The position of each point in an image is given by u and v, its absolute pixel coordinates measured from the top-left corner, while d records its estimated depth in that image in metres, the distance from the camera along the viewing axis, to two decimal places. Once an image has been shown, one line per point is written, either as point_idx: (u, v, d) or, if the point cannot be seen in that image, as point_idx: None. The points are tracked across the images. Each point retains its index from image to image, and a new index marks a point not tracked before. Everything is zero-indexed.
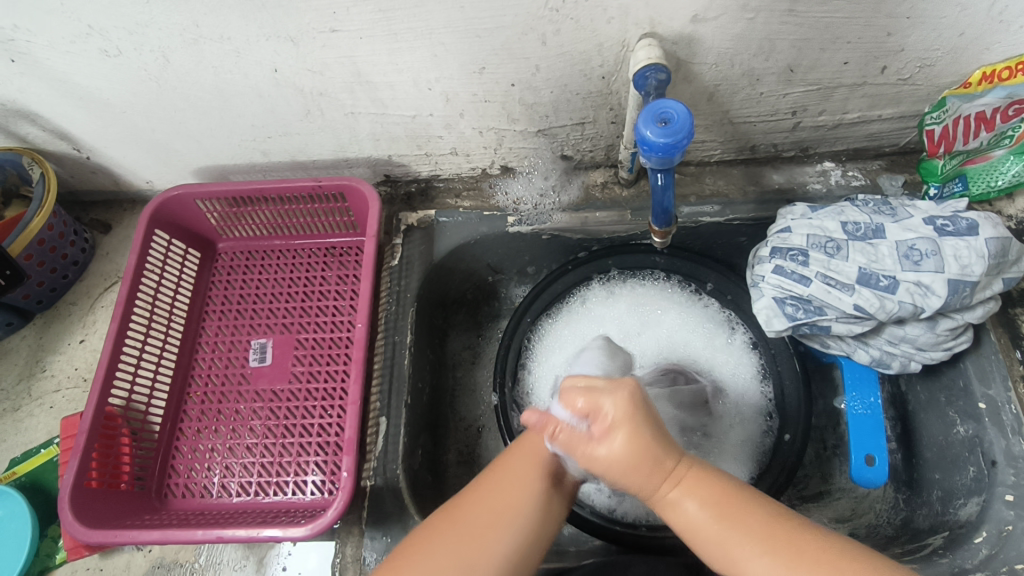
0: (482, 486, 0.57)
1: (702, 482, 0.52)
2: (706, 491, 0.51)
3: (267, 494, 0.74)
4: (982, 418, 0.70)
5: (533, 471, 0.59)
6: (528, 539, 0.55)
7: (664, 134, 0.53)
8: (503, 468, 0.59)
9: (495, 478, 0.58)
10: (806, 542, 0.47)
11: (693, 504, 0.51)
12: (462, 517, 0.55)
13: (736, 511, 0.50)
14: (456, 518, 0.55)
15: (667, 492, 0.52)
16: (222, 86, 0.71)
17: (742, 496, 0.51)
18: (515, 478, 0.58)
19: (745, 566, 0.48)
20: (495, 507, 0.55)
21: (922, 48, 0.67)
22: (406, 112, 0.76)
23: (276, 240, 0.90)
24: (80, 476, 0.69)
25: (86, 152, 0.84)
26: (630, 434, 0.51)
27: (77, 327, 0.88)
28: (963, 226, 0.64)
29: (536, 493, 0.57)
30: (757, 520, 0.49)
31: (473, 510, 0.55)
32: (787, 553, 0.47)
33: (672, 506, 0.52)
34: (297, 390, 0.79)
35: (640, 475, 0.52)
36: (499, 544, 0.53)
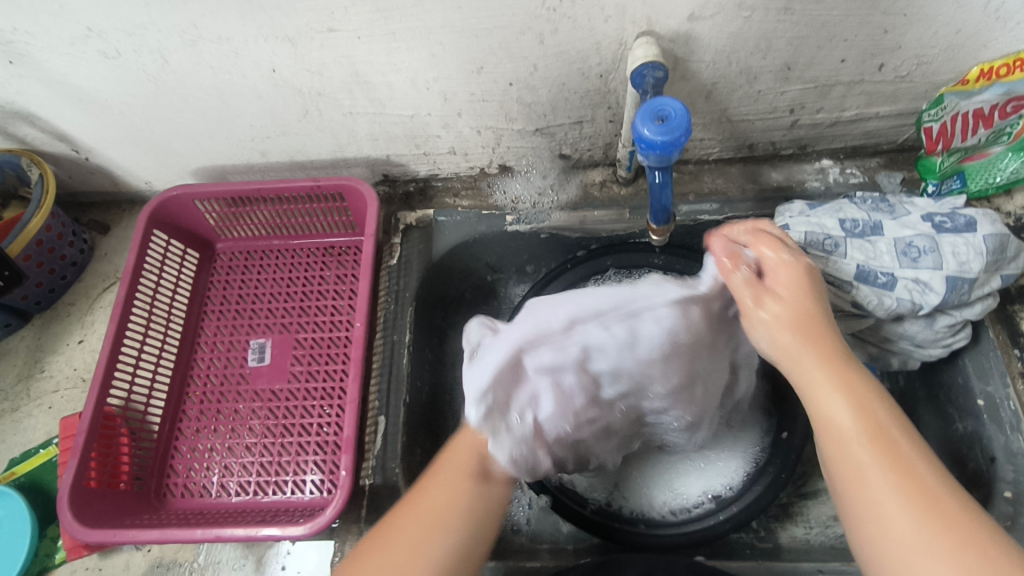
0: (410, 506, 0.58)
1: (863, 392, 0.50)
2: (854, 392, 0.50)
3: (266, 493, 0.74)
4: (980, 415, 0.70)
5: (454, 483, 0.59)
6: (457, 558, 0.55)
7: (662, 132, 0.53)
8: (422, 491, 0.59)
9: (420, 496, 0.58)
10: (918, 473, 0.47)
11: (846, 408, 0.50)
12: (400, 529, 0.55)
13: (882, 434, 0.48)
14: (389, 536, 0.55)
15: (823, 381, 0.51)
16: (220, 87, 0.71)
17: (889, 413, 0.49)
18: (446, 494, 0.58)
19: (868, 478, 0.47)
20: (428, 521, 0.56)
21: (919, 46, 0.67)
22: (404, 112, 0.76)
23: (275, 239, 0.90)
24: (79, 475, 0.68)
25: (85, 153, 0.84)
26: (784, 288, 0.55)
27: (76, 327, 0.88)
28: (961, 223, 0.65)
29: (457, 512, 0.57)
30: (903, 450, 0.48)
31: (411, 524, 0.56)
32: (897, 475, 0.47)
33: (821, 400, 0.51)
34: (295, 390, 0.79)
35: (796, 351, 0.53)
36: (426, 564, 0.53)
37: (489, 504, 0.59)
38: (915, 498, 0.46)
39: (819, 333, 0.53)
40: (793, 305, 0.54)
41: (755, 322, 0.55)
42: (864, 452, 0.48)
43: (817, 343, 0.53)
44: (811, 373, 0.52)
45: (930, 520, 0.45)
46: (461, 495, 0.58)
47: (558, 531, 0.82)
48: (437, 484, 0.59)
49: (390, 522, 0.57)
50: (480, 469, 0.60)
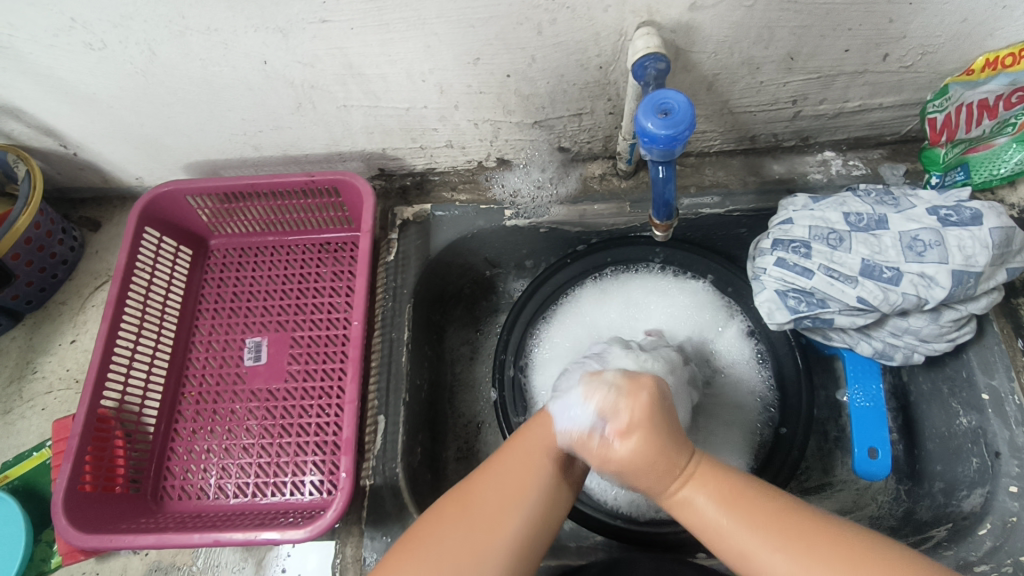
0: (489, 476, 0.55)
1: (714, 480, 0.51)
2: (708, 462, 0.53)
3: (264, 495, 0.73)
4: (985, 409, 0.70)
5: (536, 455, 0.56)
6: (536, 530, 0.53)
7: (665, 126, 0.51)
8: (508, 460, 0.56)
9: (509, 454, 0.56)
10: (780, 510, 0.48)
11: (702, 493, 0.51)
12: (473, 500, 0.53)
13: (739, 500, 0.50)
14: (466, 503, 0.53)
15: (679, 490, 0.52)
16: (210, 79, 0.69)
17: (744, 482, 0.51)
18: (523, 460, 0.56)
19: (715, 523, 0.49)
20: (509, 488, 0.54)
21: (924, 35, 0.65)
22: (399, 104, 0.74)
23: (269, 236, 0.88)
24: (73, 479, 0.67)
25: (73, 148, 0.82)
26: (648, 411, 0.52)
27: (68, 326, 0.86)
28: (966, 216, 0.63)
29: (543, 478, 0.55)
30: (762, 504, 0.49)
31: (483, 492, 0.53)
32: (750, 516, 0.48)
33: (685, 504, 0.51)
34: (293, 389, 0.78)
35: (654, 478, 0.52)
36: (506, 534, 0.51)
37: (568, 482, 0.57)
38: (793, 540, 0.46)
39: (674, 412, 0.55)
40: (663, 416, 0.53)
41: (604, 459, 0.53)
42: (724, 517, 0.49)
43: (716, 474, 0.52)
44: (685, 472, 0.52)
45: (760, 525, 0.47)
46: (543, 471, 0.56)
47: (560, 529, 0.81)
48: (513, 453, 0.57)
49: (468, 491, 0.54)
50: (565, 450, 0.58)
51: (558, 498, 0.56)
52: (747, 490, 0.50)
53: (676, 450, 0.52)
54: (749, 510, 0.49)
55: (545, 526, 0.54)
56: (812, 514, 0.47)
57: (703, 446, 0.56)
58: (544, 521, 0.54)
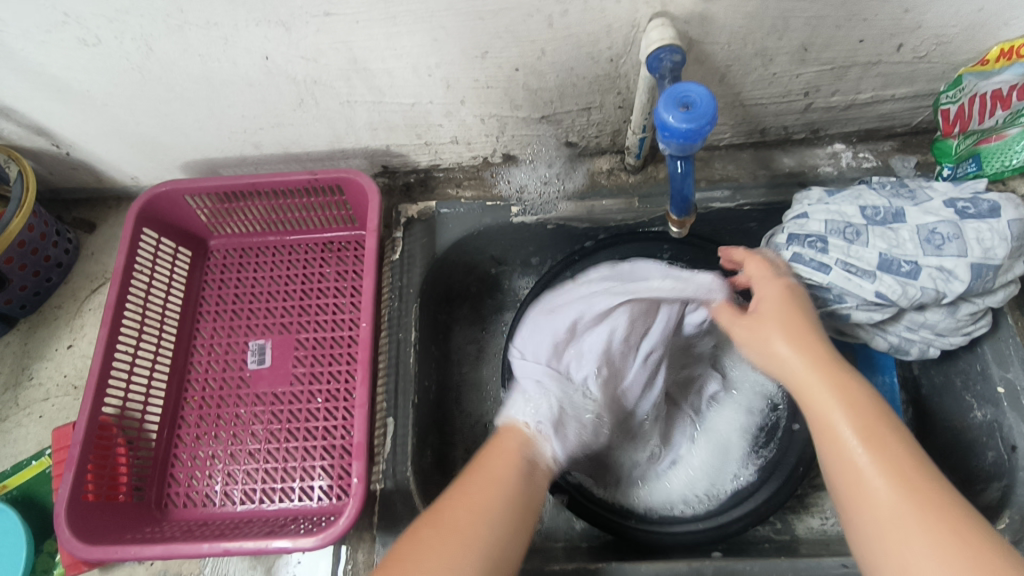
0: (464, 493, 0.56)
1: (864, 407, 0.53)
2: (849, 394, 0.54)
3: (272, 501, 0.72)
4: (1000, 403, 0.70)
5: (496, 472, 0.58)
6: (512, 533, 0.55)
7: (687, 120, 0.50)
8: (475, 473, 0.58)
9: (479, 466, 0.59)
10: (925, 482, 0.48)
11: (853, 434, 0.51)
12: (443, 517, 0.54)
13: (879, 437, 0.51)
14: (437, 521, 0.54)
15: (787, 350, 0.58)
16: (209, 75, 0.67)
17: (894, 429, 0.51)
18: (491, 478, 0.57)
19: (869, 484, 0.49)
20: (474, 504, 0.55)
21: (939, 25, 0.64)
22: (404, 100, 0.72)
23: (270, 236, 0.86)
24: (76, 489, 0.65)
25: (66, 148, 0.79)
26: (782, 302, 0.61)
27: (64, 331, 0.84)
28: (984, 209, 0.63)
29: (512, 480, 0.58)
30: (896, 450, 0.50)
31: (455, 507, 0.55)
32: (894, 467, 0.49)
33: (824, 413, 0.54)
34: (299, 392, 0.77)
35: (809, 360, 0.56)
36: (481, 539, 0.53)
37: (533, 493, 0.59)
38: (922, 509, 0.47)
39: (818, 349, 0.57)
40: (811, 343, 0.58)
41: (754, 339, 0.60)
42: (863, 456, 0.50)
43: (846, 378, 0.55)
44: (807, 378, 0.56)
45: (918, 504, 0.47)
46: (501, 488, 0.57)
47: (571, 529, 0.80)
48: (478, 479, 0.57)
49: (438, 509, 0.55)
50: (519, 470, 0.59)
51: (529, 505, 0.58)
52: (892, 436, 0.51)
53: (813, 338, 0.58)
54: (916, 481, 0.48)
55: (522, 528, 0.56)
56: (953, 499, 0.47)
57: (822, 364, 0.56)
58: (519, 524, 0.56)
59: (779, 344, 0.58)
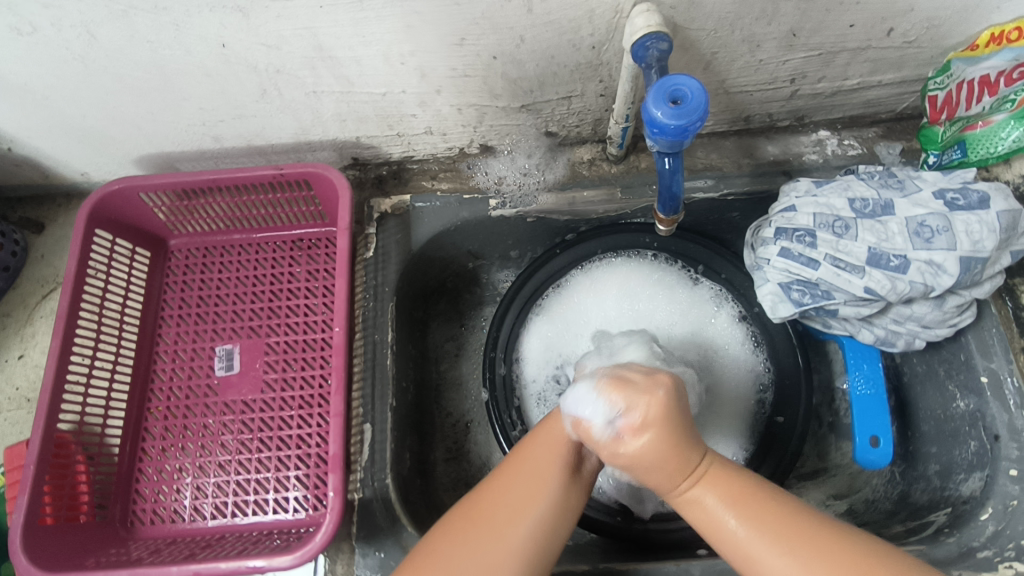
0: (498, 489, 0.55)
1: (724, 479, 0.52)
2: (720, 478, 0.52)
3: (245, 515, 0.69)
4: (984, 392, 0.69)
5: (545, 469, 0.57)
6: (548, 533, 0.54)
7: (676, 116, 0.46)
8: (518, 467, 0.57)
9: (522, 457, 0.57)
10: (802, 527, 0.48)
11: (713, 496, 0.52)
12: (481, 516, 0.53)
13: (753, 511, 0.50)
14: (476, 517, 0.53)
15: (688, 488, 0.53)
16: (161, 64, 0.62)
17: (759, 490, 0.51)
18: (533, 473, 0.56)
19: (756, 558, 0.48)
20: (523, 495, 0.54)
21: (931, 9, 0.62)
22: (375, 89, 0.68)
23: (235, 234, 0.81)
24: (30, 513, 0.61)
25: (7, 143, 0.73)
26: (654, 440, 0.50)
27: (14, 341, 0.79)
28: (974, 200, 0.61)
29: (554, 480, 0.56)
30: (795, 521, 0.48)
31: (494, 505, 0.54)
32: (792, 542, 0.47)
33: (715, 525, 0.51)
34: (270, 400, 0.73)
35: (663, 475, 0.52)
36: (517, 540, 0.52)
37: (579, 488, 0.58)
38: (814, 567, 0.46)
39: (726, 475, 0.53)
40: (665, 435, 0.51)
41: (623, 459, 0.52)
42: (737, 527, 0.50)
43: (666, 444, 0.51)
44: (722, 527, 0.50)
45: (804, 552, 0.47)
46: (551, 481, 0.56)
47: None
48: (528, 461, 0.57)
49: (477, 505, 0.54)
50: (573, 452, 0.58)
51: (569, 496, 0.57)
52: (760, 508, 0.50)
53: (683, 455, 0.52)
54: (777, 525, 0.48)
55: (561, 519, 0.55)
56: (850, 542, 0.47)
57: (748, 508, 0.50)
58: (559, 513, 0.55)
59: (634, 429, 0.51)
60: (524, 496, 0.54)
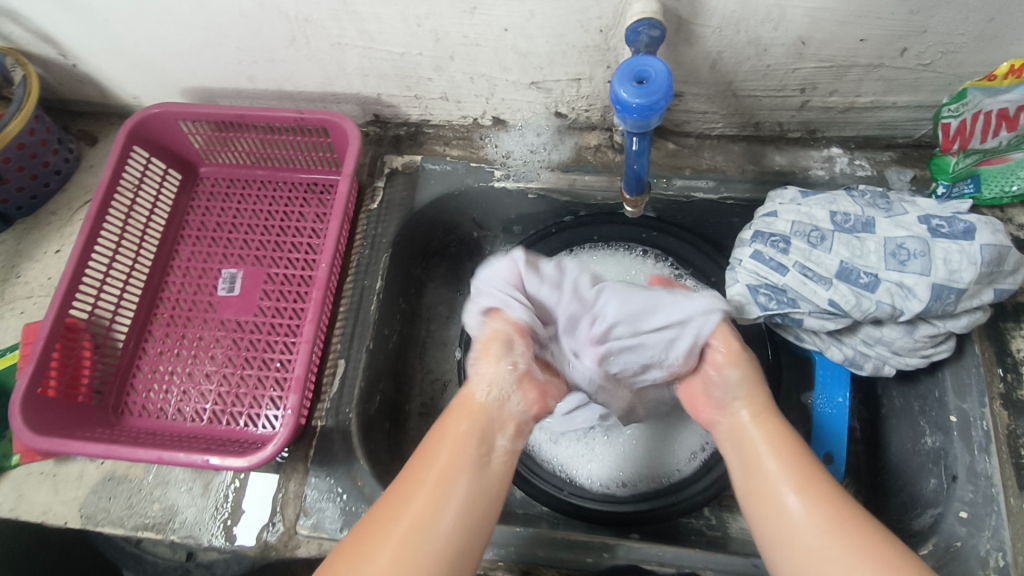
0: (408, 484, 0.54)
1: (780, 434, 0.59)
2: (771, 429, 0.59)
3: (220, 423, 0.75)
4: (951, 431, 0.68)
5: (447, 477, 0.54)
6: (461, 541, 0.52)
7: (640, 95, 0.48)
8: (423, 463, 0.56)
9: (432, 447, 0.57)
10: (825, 489, 0.53)
11: (765, 443, 0.58)
12: (387, 517, 0.52)
13: (806, 475, 0.54)
14: (390, 518, 0.52)
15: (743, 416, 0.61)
16: (205, 1, 0.68)
17: (804, 451, 0.57)
18: (437, 475, 0.55)
19: (787, 509, 0.53)
20: (427, 496, 0.53)
21: (944, 31, 0.62)
22: (394, 48, 0.73)
23: (259, 170, 0.88)
24: (34, 382, 0.69)
25: (72, 59, 0.82)
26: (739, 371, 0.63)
27: (54, 237, 0.87)
28: (958, 229, 0.60)
29: (464, 479, 0.55)
30: (811, 476, 0.54)
31: (403, 507, 0.53)
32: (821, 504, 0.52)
33: (757, 464, 0.57)
34: (261, 323, 0.79)
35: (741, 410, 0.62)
36: (428, 544, 0.50)
37: (489, 483, 0.56)
38: (837, 519, 0.51)
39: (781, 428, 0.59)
40: (750, 374, 0.63)
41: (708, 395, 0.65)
42: (775, 467, 0.56)
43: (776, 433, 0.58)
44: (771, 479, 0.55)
45: (826, 510, 0.51)
46: (453, 494, 0.53)
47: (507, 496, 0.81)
48: (440, 446, 0.57)
49: (390, 505, 0.53)
50: (477, 445, 0.57)
51: (480, 501, 0.55)
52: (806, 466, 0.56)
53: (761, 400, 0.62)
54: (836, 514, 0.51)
55: (473, 525, 0.53)
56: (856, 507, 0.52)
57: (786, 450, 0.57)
58: (471, 519, 0.53)
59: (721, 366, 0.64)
60: (433, 489, 0.54)
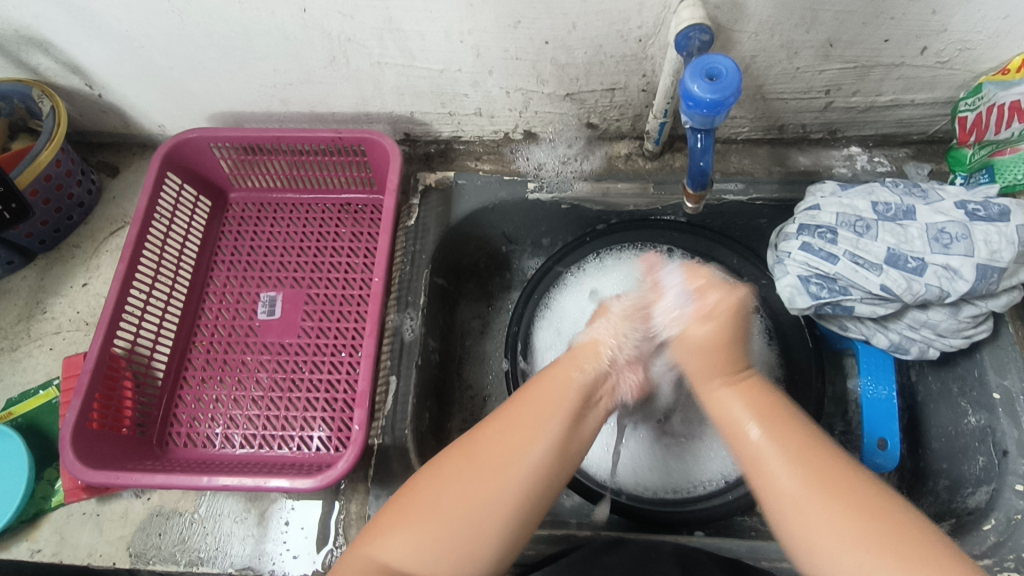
0: (501, 423, 0.56)
1: (753, 394, 0.58)
2: (763, 402, 0.58)
3: (271, 447, 0.73)
4: (995, 408, 0.71)
5: (545, 414, 0.56)
6: (538, 485, 0.54)
7: (712, 90, 0.51)
8: (520, 410, 0.57)
9: (526, 396, 0.58)
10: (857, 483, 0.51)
11: (784, 468, 0.53)
12: (479, 452, 0.54)
13: (812, 459, 0.53)
14: (472, 454, 0.54)
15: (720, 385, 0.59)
16: (247, 25, 0.69)
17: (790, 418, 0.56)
18: (531, 418, 0.56)
19: (769, 465, 0.54)
20: (515, 437, 0.55)
21: (964, 29, 0.66)
22: (434, 65, 0.74)
23: (289, 193, 0.88)
24: (82, 415, 0.67)
25: (99, 89, 0.81)
26: (720, 327, 0.58)
27: (80, 270, 0.85)
28: (994, 212, 0.64)
29: (551, 430, 0.56)
30: (790, 434, 0.55)
31: (486, 444, 0.55)
32: (810, 469, 0.52)
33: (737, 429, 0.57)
34: (305, 345, 0.78)
35: (703, 367, 0.59)
36: (511, 484, 0.53)
37: (576, 439, 0.57)
38: (820, 486, 0.51)
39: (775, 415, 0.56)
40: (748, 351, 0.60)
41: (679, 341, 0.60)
42: (762, 433, 0.55)
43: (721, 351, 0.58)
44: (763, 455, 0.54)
45: (842, 508, 0.50)
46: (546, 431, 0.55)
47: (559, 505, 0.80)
48: (532, 395, 0.58)
49: (474, 439, 0.55)
50: (577, 401, 0.58)
51: (563, 455, 0.56)
52: (808, 447, 0.54)
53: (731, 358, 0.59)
54: (838, 491, 0.51)
55: (557, 467, 0.55)
56: (912, 519, 0.49)
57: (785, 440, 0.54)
58: (557, 463, 0.55)
59: (731, 329, 0.59)
60: (517, 441, 0.55)
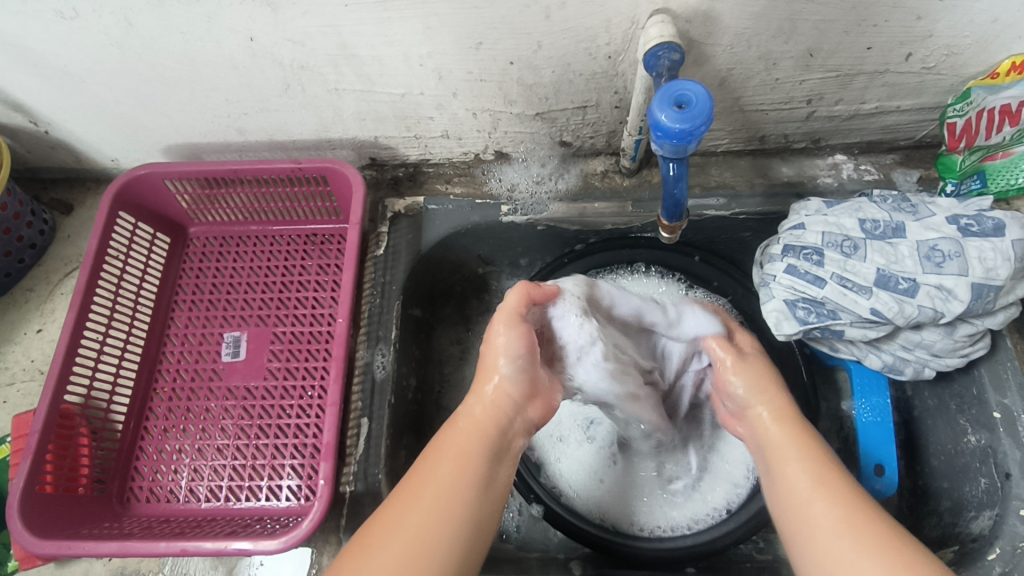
0: (421, 480, 0.50)
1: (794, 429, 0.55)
2: (807, 448, 0.53)
3: (238, 499, 0.69)
4: (996, 428, 0.67)
5: (461, 461, 0.51)
6: (465, 543, 0.47)
7: (681, 120, 0.48)
8: (432, 462, 0.51)
9: (434, 450, 0.52)
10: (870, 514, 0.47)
11: (819, 495, 0.49)
12: (398, 514, 0.47)
13: (837, 491, 0.49)
14: (401, 511, 0.48)
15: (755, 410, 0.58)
16: (193, 55, 0.64)
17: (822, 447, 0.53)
18: (451, 467, 0.50)
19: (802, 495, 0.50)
20: (434, 494, 0.49)
21: (951, 35, 0.62)
22: (394, 89, 0.70)
23: (252, 225, 0.84)
24: (31, 480, 0.63)
25: (44, 126, 0.77)
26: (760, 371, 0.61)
27: (34, 315, 0.82)
28: (988, 227, 0.60)
29: (471, 485, 0.50)
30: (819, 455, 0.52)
31: (408, 505, 0.48)
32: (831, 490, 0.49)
33: (776, 457, 0.54)
34: (271, 388, 0.74)
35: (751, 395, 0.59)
36: (441, 540, 0.46)
37: (495, 486, 0.52)
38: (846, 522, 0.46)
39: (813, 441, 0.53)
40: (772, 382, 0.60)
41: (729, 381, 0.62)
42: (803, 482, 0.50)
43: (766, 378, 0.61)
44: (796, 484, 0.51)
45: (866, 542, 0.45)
46: (466, 480, 0.50)
47: (547, 538, 0.77)
48: (443, 446, 0.52)
49: (400, 495, 0.49)
50: (493, 443, 0.53)
51: (485, 500, 0.51)
52: (835, 490, 0.49)
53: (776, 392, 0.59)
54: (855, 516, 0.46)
55: (480, 521, 0.49)
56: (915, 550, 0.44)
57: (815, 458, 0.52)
58: (479, 514, 0.49)
59: (748, 351, 0.64)
60: (435, 495, 0.48)
